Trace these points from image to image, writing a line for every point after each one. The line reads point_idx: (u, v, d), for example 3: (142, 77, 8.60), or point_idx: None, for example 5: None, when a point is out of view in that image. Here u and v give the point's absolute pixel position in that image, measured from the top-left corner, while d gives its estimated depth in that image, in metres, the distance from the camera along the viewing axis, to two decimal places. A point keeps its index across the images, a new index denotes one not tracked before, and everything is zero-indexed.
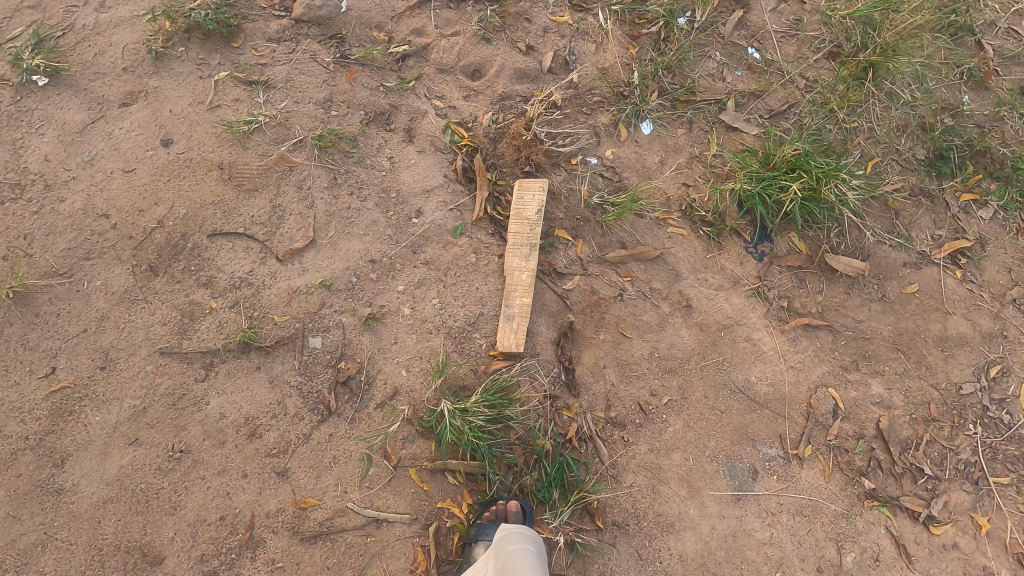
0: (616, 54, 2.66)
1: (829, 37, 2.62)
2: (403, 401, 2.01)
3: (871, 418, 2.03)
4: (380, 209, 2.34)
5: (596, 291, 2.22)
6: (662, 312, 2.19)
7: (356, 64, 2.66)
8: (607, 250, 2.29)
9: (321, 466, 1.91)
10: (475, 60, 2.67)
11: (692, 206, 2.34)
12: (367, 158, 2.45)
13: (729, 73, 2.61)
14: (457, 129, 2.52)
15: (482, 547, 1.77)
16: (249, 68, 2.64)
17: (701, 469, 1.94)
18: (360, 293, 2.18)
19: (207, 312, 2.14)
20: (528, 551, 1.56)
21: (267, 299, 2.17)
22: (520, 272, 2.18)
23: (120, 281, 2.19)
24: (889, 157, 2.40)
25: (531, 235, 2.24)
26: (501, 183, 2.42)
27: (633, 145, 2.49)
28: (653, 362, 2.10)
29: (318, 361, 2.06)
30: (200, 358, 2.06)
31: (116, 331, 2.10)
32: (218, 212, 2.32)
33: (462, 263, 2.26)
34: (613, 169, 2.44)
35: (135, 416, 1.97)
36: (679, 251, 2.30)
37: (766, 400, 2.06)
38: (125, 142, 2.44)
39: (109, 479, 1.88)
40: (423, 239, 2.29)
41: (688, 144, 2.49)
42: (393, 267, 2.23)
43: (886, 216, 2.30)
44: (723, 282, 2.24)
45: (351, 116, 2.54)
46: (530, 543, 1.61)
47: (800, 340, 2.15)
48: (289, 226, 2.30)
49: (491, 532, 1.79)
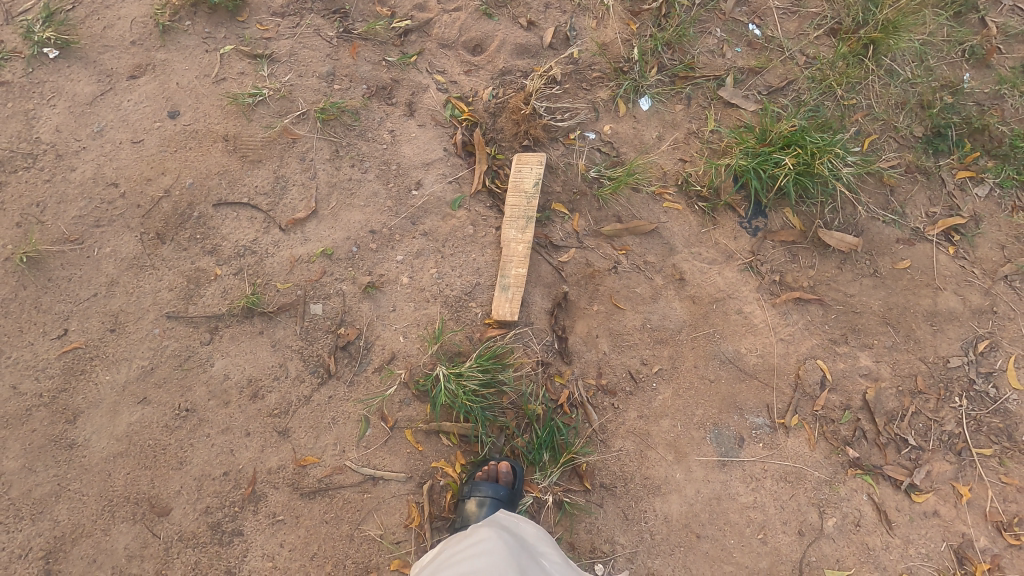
0: (616, 30, 2.66)
1: (830, 14, 2.61)
2: (400, 365, 2.06)
3: (858, 389, 2.07)
4: (381, 181, 2.40)
5: (591, 263, 2.29)
6: (655, 285, 2.25)
7: (359, 38, 2.70)
8: (603, 223, 2.35)
9: (321, 427, 1.98)
10: (477, 36, 2.69)
11: (689, 181, 2.38)
12: (369, 132, 2.50)
13: (729, 49, 2.60)
14: (458, 103, 2.56)
15: (477, 504, 1.82)
16: (254, 42, 2.69)
17: (688, 435, 2.00)
18: (360, 262, 2.25)
19: (212, 278, 2.21)
20: (549, 556, 1.62)
21: (270, 266, 2.24)
22: (516, 243, 2.24)
23: (129, 247, 2.26)
24: (886, 135, 2.41)
25: (527, 208, 2.30)
26: (500, 156, 2.46)
27: (631, 120, 2.52)
28: (644, 332, 2.16)
29: (319, 327, 2.13)
30: (206, 322, 2.14)
31: (126, 295, 2.18)
32: (223, 182, 2.38)
33: (460, 235, 2.31)
34: (611, 144, 2.48)
35: (143, 376, 2.05)
36: (674, 226, 2.35)
37: (755, 370, 2.11)
38: (133, 114, 2.52)
39: (118, 435, 1.96)
40: (423, 210, 2.34)
41: (686, 120, 2.50)
42: (393, 237, 2.29)
43: (881, 192, 2.32)
44: (716, 256, 2.29)
45: (354, 90, 2.59)
46: (547, 547, 1.66)
47: (790, 313, 2.19)
48: (292, 196, 2.36)
49: (486, 488, 1.83)
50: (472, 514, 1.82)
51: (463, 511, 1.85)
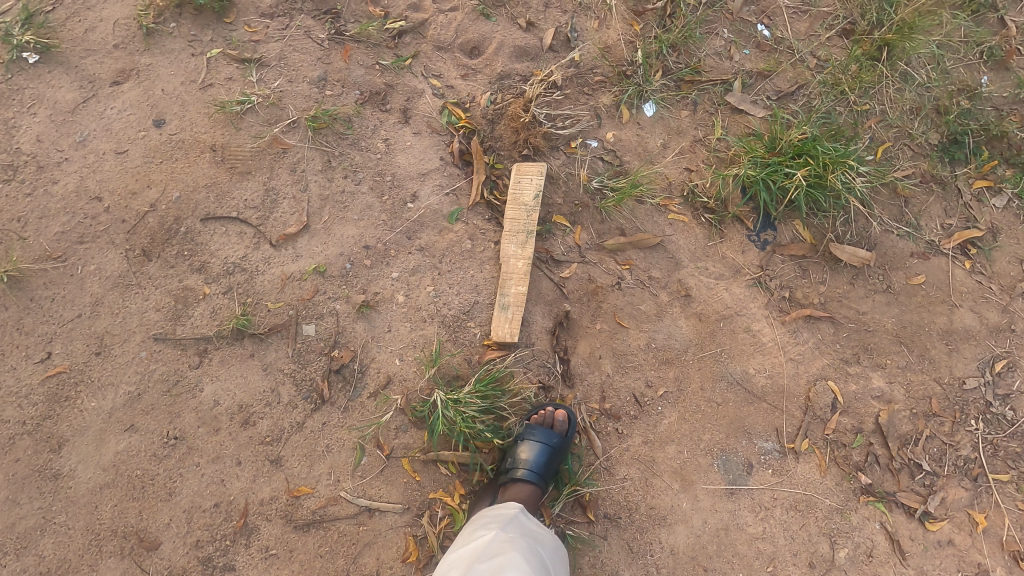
0: (619, 31, 2.54)
1: (843, 13, 2.48)
2: (396, 390, 1.99)
3: (871, 412, 2.00)
4: (375, 193, 2.31)
5: (594, 279, 2.21)
6: (660, 301, 2.18)
7: (351, 41, 2.59)
8: (606, 236, 2.27)
9: (314, 455, 1.91)
10: (474, 38, 2.58)
11: (695, 192, 2.29)
12: (362, 140, 2.40)
13: (736, 51, 2.48)
14: (454, 110, 2.47)
15: (528, 447, 1.83)
16: (242, 45, 2.58)
17: (695, 462, 1.93)
18: (354, 279, 2.16)
19: (201, 298, 2.13)
20: None
21: (261, 285, 2.15)
22: (516, 259, 2.15)
23: (114, 265, 2.18)
24: (900, 142, 2.30)
25: (527, 222, 2.21)
26: (499, 166, 2.37)
27: (634, 126, 2.41)
28: (648, 353, 2.09)
29: (311, 349, 2.05)
30: (194, 345, 2.06)
31: (111, 316, 2.10)
32: (211, 195, 2.28)
33: (458, 250, 2.22)
34: (614, 153, 2.38)
35: (130, 403, 1.98)
36: (679, 239, 2.26)
37: (763, 392, 2.04)
38: (117, 122, 2.42)
39: (105, 464, 1.90)
40: (419, 224, 2.26)
41: (692, 126, 2.39)
42: (388, 253, 2.20)
43: (895, 203, 2.23)
44: (723, 271, 2.21)
45: (346, 96, 2.48)
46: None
47: (800, 332, 2.11)
48: (282, 210, 2.27)
49: (539, 433, 1.86)
50: (522, 456, 1.83)
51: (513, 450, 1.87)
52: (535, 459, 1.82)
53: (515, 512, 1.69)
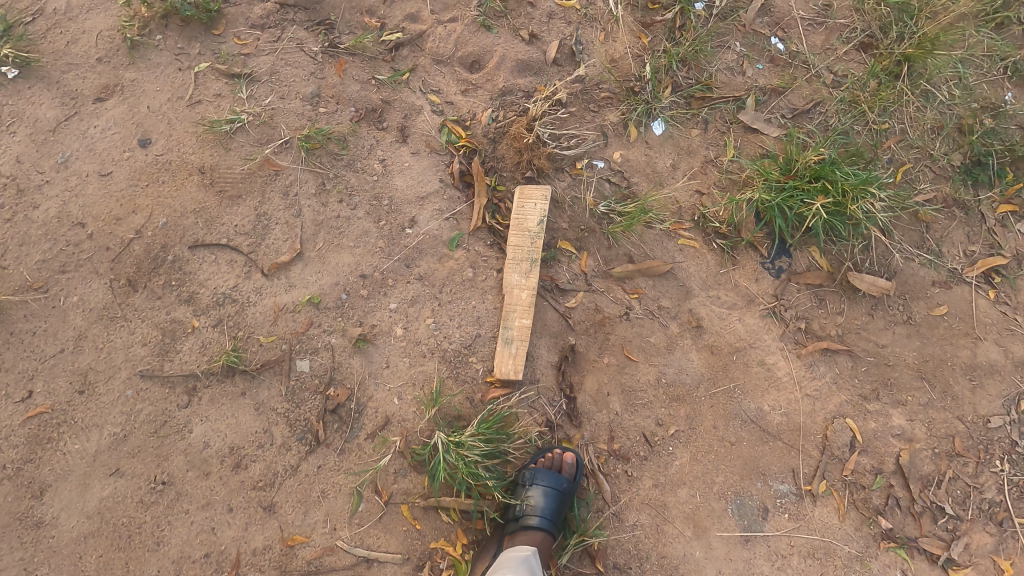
0: (626, 44, 2.42)
1: (861, 26, 2.35)
2: (395, 431, 1.90)
3: (891, 452, 1.92)
4: (372, 218, 2.20)
5: (601, 309, 2.12)
6: (670, 333, 2.09)
7: (346, 54, 2.48)
8: (613, 263, 2.17)
9: (309, 501, 1.82)
10: (474, 51, 2.47)
11: (706, 216, 2.19)
12: (358, 161, 2.29)
13: (749, 66, 2.35)
14: (454, 127, 2.36)
15: (535, 493, 1.76)
16: (231, 58, 2.46)
17: (709, 507, 1.85)
18: (350, 311, 2.06)
19: (189, 331, 2.03)
20: None
21: (252, 317, 2.06)
22: (520, 289, 2.06)
23: (98, 296, 2.08)
24: (921, 164, 2.19)
25: (531, 249, 2.11)
26: (501, 188, 2.27)
27: (643, 145, 2.30)
28: (658, 388, 2.00)
29: (306, 387, 1.96)
30: (183, 383, 1.97)
31: (96, 351, 2.00)
32: (199, 221, 2.18)
33: (459, 279, 2.12)
34: (621, 174, 2.27)
35: (116, 445, 1.89)
36: (690, 266, 2.17)
37: (779, 431, 1.95)
38: (100, 142, 2.30)
39: (89, 512, 1.81)
40: (417, 252, 2.15)
41: (703, 146, 2.28)
42: (385, 282, 2.10)
43: (916, 229, 2.13)
44: (736, 300, 2.12)
45: (341, 113, 2.37)
46: None
47: (816, 365, 2.03)
48: (275, 236, 2.16)
49: (545, 478, 1.77)
50: (529, 502, 1.75)
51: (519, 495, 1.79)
52: (544, 505, 1.75)
53: (527, 555, 1.62)
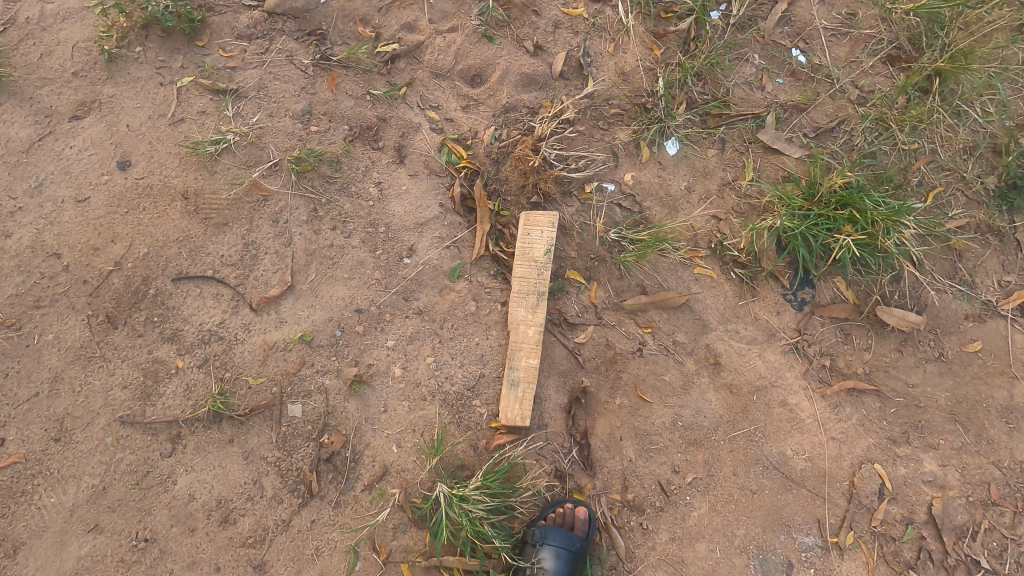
0: (637, 56, 2.26)
1: (887, 37, 2.19)
2: (394, 482, 1.79)
3: (923, 501, 1.80)
4: (367, 247, 2.06)
5: (612, 344, 1.99)
6: (686, 371, 1.96)
7: (339, 66, 2.31)
8: (625, 295, 2.04)
9: (302, 559, 1.72)
10: (476, 63, 2.31)
11: (724, 244, 2.05)
12: (353, 185, 2.15)
13: (769, 80, 2.20)
14: (455, 147, 2.21)
15: (545, 554, 1.67)
16: (216, 72, 2.30)
17: (729, 562, 1.75)
18: (344, 349, 1.93)
19: (173, 372, 1.90)
20: None
21: (240, 357, 1.92)
22: (526, 325, 1.93)
23: (74, 334, 1.94)
24: (953, 187, 2.05)
25: (538, 281, 1.97)
26: (505, 213, 2.13)
27: (656, 166, 2.16)
28: (674, 432, 1.89)
29: (298, 433, 1.84)
30: (166, 429, 1.84)
31: (72, 395, 1.87)
32: (183, 251, 2.03)
33: (461, 313, 1.99)
34: (633, 198, 2.13)
35: (94, 498, 1.77)
36: (707, 297, 2.03)
37: (803, 477, 1.84)
38: (76, 164, 2.15)
39: (66, 572, 1.70)
40: (416, 283, 2.02)
41: (720, 167, 2.14)
42: (382, 317, 1.97)
43: (948, 257, 1.99)
44: (756, 335, 1.99)
45: (334, 131, 2.22)
46: None
47: (842, 406, 1.91)
48: (263, 267, 2.02)
49: (557, 537, 1.67)
50: (539, 564, 1.67)
51: (527, 554, 1.70)
52: (555, 568, 1.67)
53: None
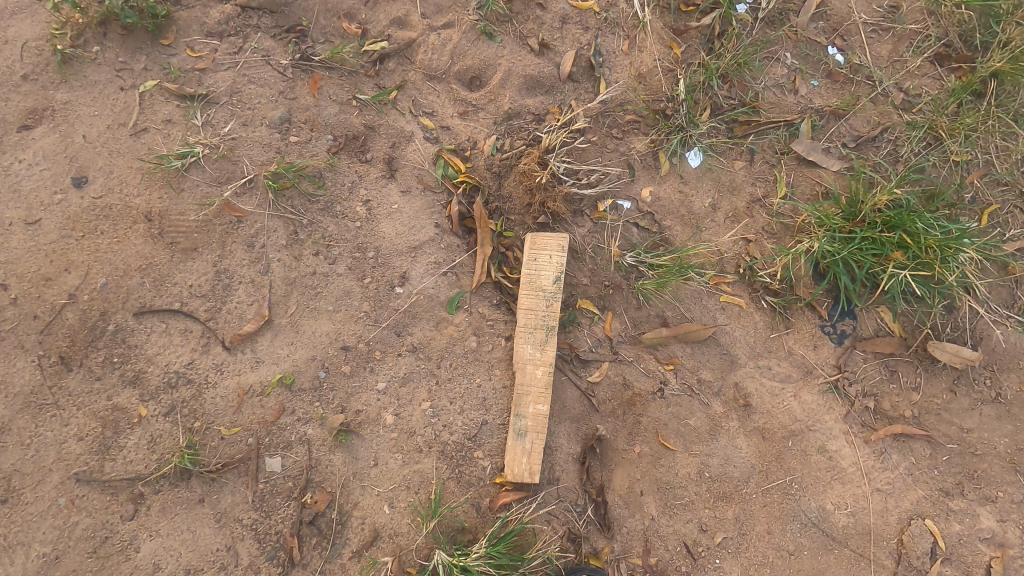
0: (654, 55, 2.01)
1: (936, 33, 1.94)
2: (386, 548, 1.61)
3: (980, 561, 1.62)
4: (354, 275, 1.84)
5: (630, 384, 1.78)
6: (713, 414, 1.76)
7: (321, 68, 2.06)
8: (644, 327, 1.82)
9: None
10: (474, 64, 2.06)
11: (754, 269, 1.84)
12: (338, 203, 1.91)
13: (803, 83, 1.96)
14: (451, 159, 1.98)
15: None
16: (183, 75, 2.03)
17: None
18: (329, 394, 1.72)
19: (135, 422, 1.68)
20: None
21: (211, 403, 1.70)
22: (533, 365, 1.71)
23: (21, 378, 1.69)
24: (1010, 204, 1.83)
25: (547, 313, 1.75)
26: (509, 234, 1.90)
27: (676, 180, 1.93)
28: (699, 483, 1.70)
29: (277, 491, 1.63)
30: (128, 488, 1.63)
31: (20, 450, 1.64)
32: (146, 281, 1.80)
33: (460, 350, 1.78)
34: (651, 216, 1.91)
35: (47, 569, 1.57)
36: (735, 329, 1.82)
37: (845, 535, 1.66)
38: (25, 182, 1.86)
39: None
40: (410, 316, 1.80)
41: (748, 182, 1.91)
42: (371, 356, 1.76)
43: (1005, 284, 1.77)
44: (790, 372, 1.79)
45: (316, 142, 1.98)
46: None
47: (887, 453, 1.71)
48: (237, 299, 1.80)
49: None
50: None
51: None
52: None
53: None
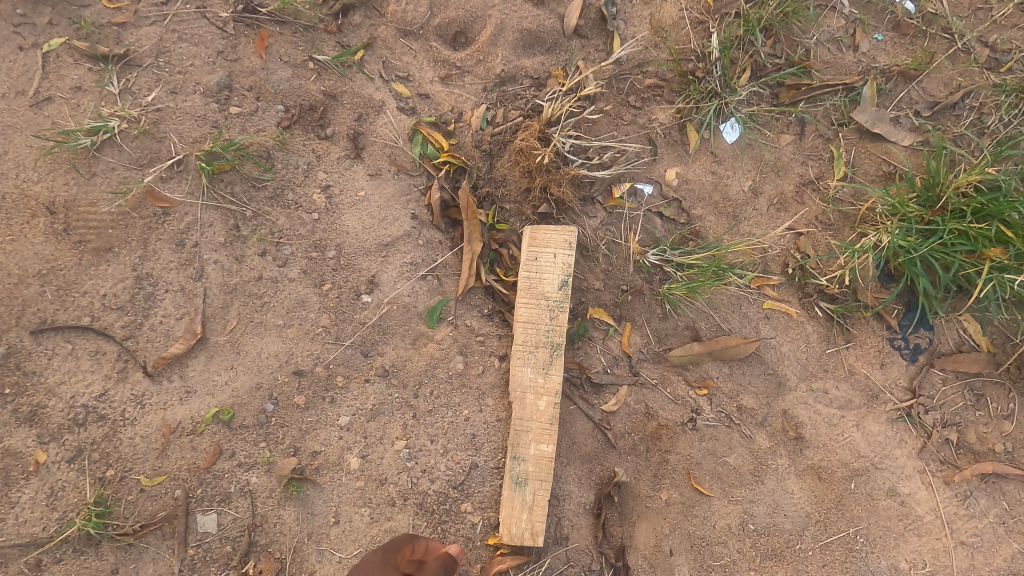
0: (680, 4, 1.62)
1: None
2: None
3: None
4: (311, 281, 1.47)
5: (653, 414, 1.44)
6: (757, 450, 1.43)
7: (269, 21, 1.64)
8: (670, 342, 1.48)
9: None
10: (458, 16, 1.66)
11: (806, 269, 1.49)
12: (290, 190, 1.54)
13: (863, 37, 1.57)
14: (431, 134, 1.60)
15: None
16: (98, 31, 1.58)
17: None
18: (278, 432, 1.37)
19: (30, 472, 1.32)
20: None
21: (128, 446, 1.35)
22: (534, 394, 1.36)
23: None
24: None
25: (551, 327, 1.39)
26: (503, 227, 1.55)
27: (708, 160, 1.57)
28: (740, 538, 1.37)
29: (213, 557, 1.31)
30: (21, 557, 1.28)
31: None
32: (47, 290, 1.41)
33: (444, 374, 1.44)
34: (677, 204, 1.55)
35: None
36: (783, 343, 1.48)
37: None
38: None
39: None
40: (380, 332, 1.45)
41: (797, 160, 1.55)
42: (332, 383, 1.41)
43: None
44: (851, 397, 1.45)
45: (263, 114, 1.59)
46: None
47: (974, 498, 1.38)
48: (162, 312, 1.43)
49: None
50: None
51: None
52: None
53: None
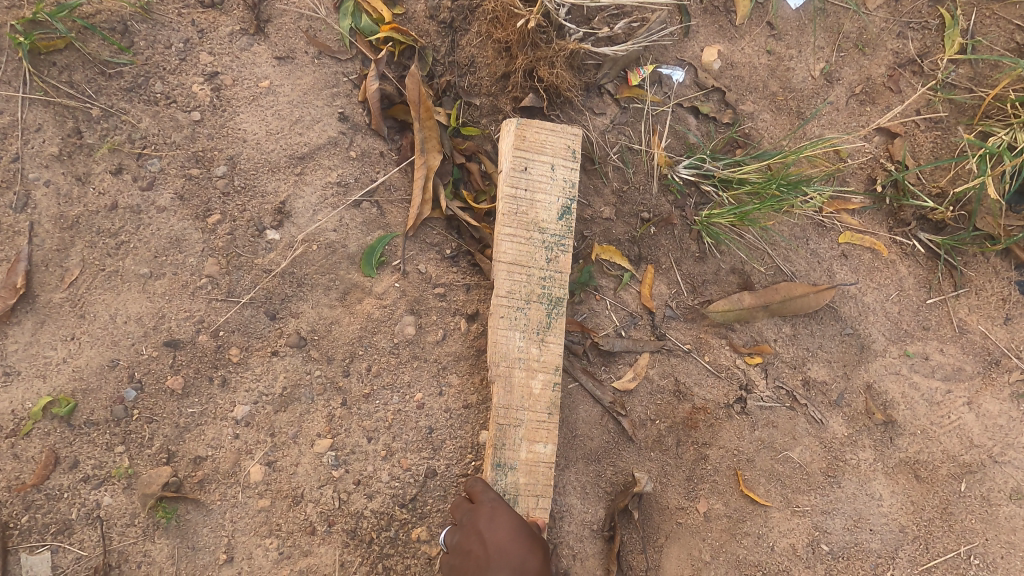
0: None
1: None
2: None
3: None
4: (191, 212, 1.01)
5: (686, 394, 1.02)
6: (830, 441, 1.02)
7: None
8: (708, 292, 1.05)
9: None
10: None
11: (905, 184, 1.05)
12: (158, 80, 1.03)
13: None
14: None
15: None
16: None
17: None
18: (142, 431, 0.95)
19: None
20: None
21: None
22: (523, 371, 0.93)
23: None
24: None
25: (549, 274, 0.96)
26: (470, 131, 1.08)
27: (763, 34, 1.09)
28: (803, 563, 0.99)
29: None
30: None
31: None
32: None
33: (389, 345, 1.01)
34: (719, 96, 1.08)
35: None
36: (868, 292, 1.05)
37: None
38: None
39: None
40: (296, 287, 1.01)
41: (891, 33, 1.08)
42: (224, 361, 0.98)
43: None
44: (962, 365, 1.04)
45: None
46: None
47: None
48: None
49: None
50: None
51: None
52: None
53: None
